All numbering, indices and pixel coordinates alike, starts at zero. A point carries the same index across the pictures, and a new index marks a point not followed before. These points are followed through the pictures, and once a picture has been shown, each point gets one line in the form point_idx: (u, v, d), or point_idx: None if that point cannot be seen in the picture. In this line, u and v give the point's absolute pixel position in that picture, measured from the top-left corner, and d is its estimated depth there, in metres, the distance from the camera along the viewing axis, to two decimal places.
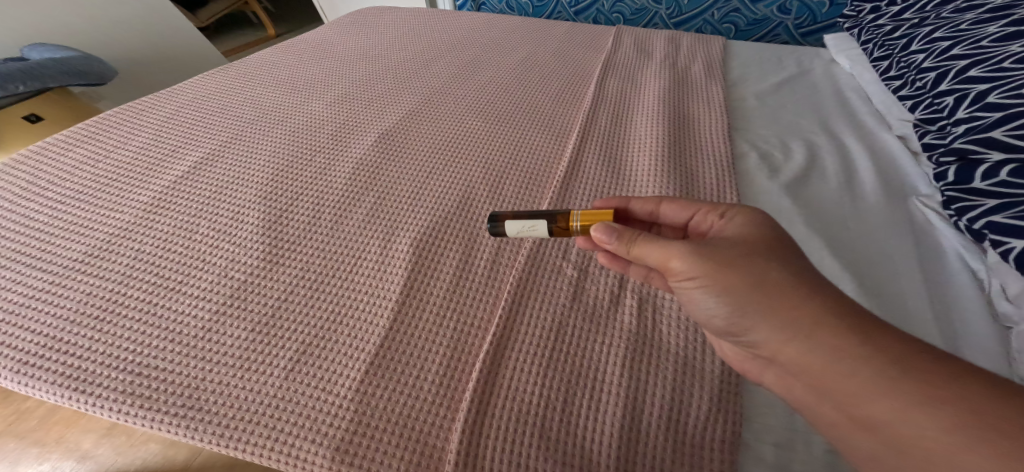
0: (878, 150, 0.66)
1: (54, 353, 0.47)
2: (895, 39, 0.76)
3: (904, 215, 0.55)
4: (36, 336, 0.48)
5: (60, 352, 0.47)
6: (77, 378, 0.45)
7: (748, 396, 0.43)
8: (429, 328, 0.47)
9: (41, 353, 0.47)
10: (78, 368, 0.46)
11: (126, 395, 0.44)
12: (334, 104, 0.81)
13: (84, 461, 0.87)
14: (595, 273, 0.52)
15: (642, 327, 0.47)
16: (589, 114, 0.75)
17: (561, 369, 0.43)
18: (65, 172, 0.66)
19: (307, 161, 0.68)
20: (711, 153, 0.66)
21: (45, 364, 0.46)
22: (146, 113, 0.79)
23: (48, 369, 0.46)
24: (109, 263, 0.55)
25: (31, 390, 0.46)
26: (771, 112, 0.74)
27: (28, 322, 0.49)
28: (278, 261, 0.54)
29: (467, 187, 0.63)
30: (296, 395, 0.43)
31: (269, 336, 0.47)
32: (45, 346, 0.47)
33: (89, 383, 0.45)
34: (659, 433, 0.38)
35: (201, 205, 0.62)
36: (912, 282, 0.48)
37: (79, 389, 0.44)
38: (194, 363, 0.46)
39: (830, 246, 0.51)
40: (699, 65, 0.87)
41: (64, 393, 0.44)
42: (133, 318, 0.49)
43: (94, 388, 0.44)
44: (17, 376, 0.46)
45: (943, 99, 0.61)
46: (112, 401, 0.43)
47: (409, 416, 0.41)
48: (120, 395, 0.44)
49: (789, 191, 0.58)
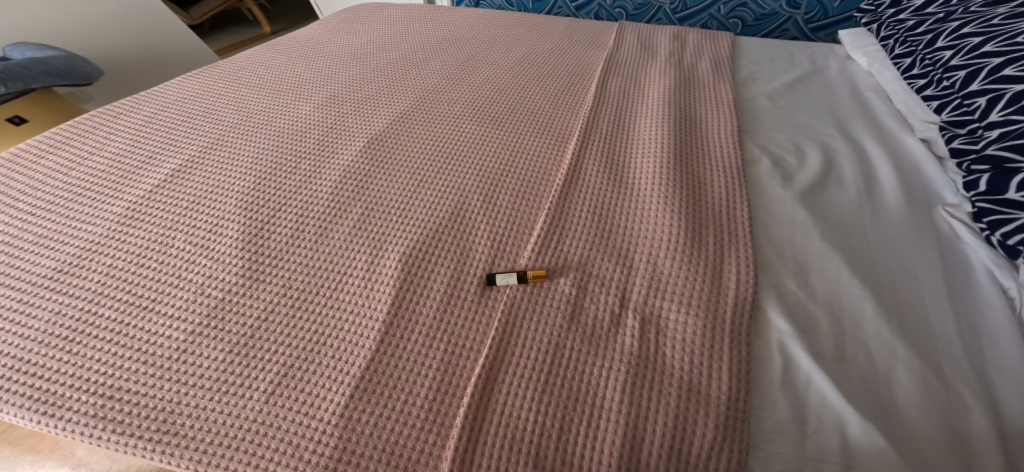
0: (899, 154, 0.62)
1: (23, 375, 0.44)
2: (918, 35, 0.72)
3: (928, 225, 0.52)
4: (5, 358, 0.46)
5: (29, 374, 0.44)
6: (46, 402, 0.43)
7: (756, 420, 0.38)
8: (418, 350, 0.44)
9: (9, 375, 0.44)
10: (48, 391, 0.43)
11: (97, 420, 0.41)
12: (322, 107, 0.77)
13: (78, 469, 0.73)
14: (594, 290, 0.48)
15: (644, 349, 0.42)
16: (590, 117, 0.71)
17: (557, 395, 0.40)
18: (38, 180, 0.64)
19: (292, 168, 0.65)
20: (718, 159, 0.62)
21: (15, 387, 0.44)
22: (125, 116, 0.76)
23: (17, 392, 0.43)
24: (81, 279, 0.52)
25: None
26: (784, 114, 0.70)
27: None
28: (260, 277, 0.51)
29: (460, 196, 0.60)
30: (277, 420, 0.40)
31: (248, 357, 0.44)
32: (13, 368, 0.45)
33: (59, 407, 0.42)
34: (662, 464, 0.35)
35: (177, 216, 0.59)
36: (938, 300, 0.44)
37: (48, 414, 0.42)
38: (169, 386, 0.43)
39: (849, 261, 0.47)
40: (705, 64, 0.83)
41: (32, 417, 0.42)
42: (105, 338, 0.46)
43: (65, 412, 0.42)
44: None
45: (975, 100, 0.57)
46: (83, 427, 0.41)
47: (396, 444, 0.38)
48: (91, 420, 0.41)
49: (805, 201, 0.55)
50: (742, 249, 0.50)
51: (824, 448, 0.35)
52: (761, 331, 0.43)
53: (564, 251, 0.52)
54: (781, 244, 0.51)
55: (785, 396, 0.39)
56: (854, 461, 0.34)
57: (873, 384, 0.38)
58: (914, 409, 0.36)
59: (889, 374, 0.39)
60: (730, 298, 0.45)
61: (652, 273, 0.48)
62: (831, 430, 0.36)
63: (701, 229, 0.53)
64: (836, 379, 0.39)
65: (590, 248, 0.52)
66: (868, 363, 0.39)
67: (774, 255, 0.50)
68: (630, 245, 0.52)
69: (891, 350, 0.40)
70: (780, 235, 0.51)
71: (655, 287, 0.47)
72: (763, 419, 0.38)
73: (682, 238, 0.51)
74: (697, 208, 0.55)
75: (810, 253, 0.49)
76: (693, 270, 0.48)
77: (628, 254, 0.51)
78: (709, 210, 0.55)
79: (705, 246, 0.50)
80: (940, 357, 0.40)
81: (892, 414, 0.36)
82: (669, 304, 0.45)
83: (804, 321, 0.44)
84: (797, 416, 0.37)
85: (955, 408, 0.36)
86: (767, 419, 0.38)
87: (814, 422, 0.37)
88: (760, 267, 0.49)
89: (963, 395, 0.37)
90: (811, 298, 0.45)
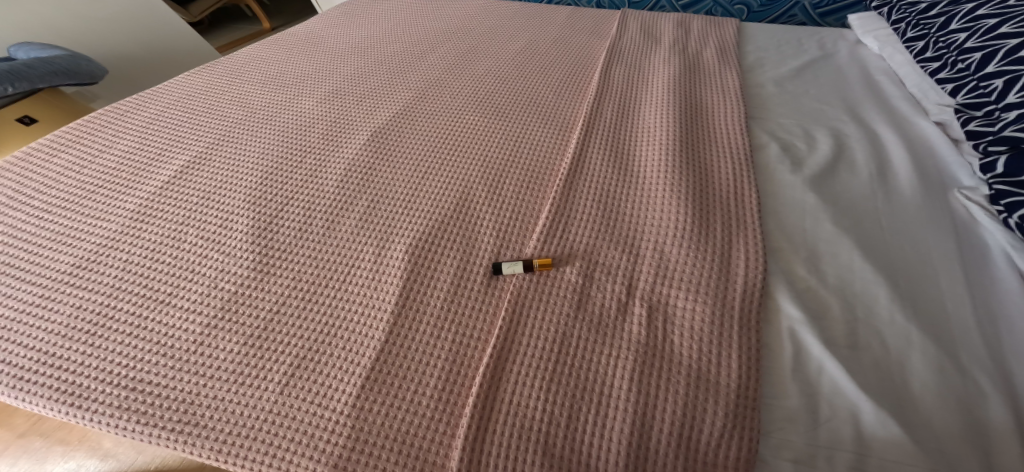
0: (914, 139, 0.61)
1: (48, 368, 0.45)
2: (932, 17, 0.70)
3: (944, 209, 0.51)
4: (30, 352, 0.46)
5: (53, 367, 0.45)
6: (71, 393, 0.43)
7: (767, 408, 0.37)
8: (425, 341, 0.44)
9: (35, 368, 0.45)
10: (72, 383, 0.44)
11: (121, 412, 0.42)
12: (325, 102, 0.77)
13: (106, 460, 0.85)
14: (601, 279, 0.47)
15: (652, 338, 0.42)
16: (594, 106, 0.70)
17: (565, 383, 0.39)
18: (51, 178, 0.65)
19: (297, 162, 0.65)
20: (726, 146, 0.61)
21: (40, 379, 0.44)
22: (132, 114, 0.77)
23: (43, 384, 0.44)
24: (98, 274, 0.52)
25: (28, 405, 0.44)
26: (794, 99, 0.69)
27: (22, 338, 0.47)
28: (269, 270, 0.52)
29: (464, 186, 0.60)
30: (291, 411, 0.40)
31: (262, 349, 0.45)
32: (39, 362, 0.46)
33: (84, 399, 0.43)
34: (671, 452, 0.35)
35: (188, 212, 0.59)
36: (953, 284, 0.43)
37: (74, 405, 0.43)
38: (186, 378, 0.43)
39: (862, 247, 0.46)
40: (711, 50, 0.82)
41: (60, 408, 0.43)
42: (123, 331, 0.47)
43: (90, 403, 0.42)
44: (15, 391, 0.44)
45: (992, 82, 0.56)
46: (108, 416, 0.42)
47: (408, 433, 0.38)
48: (116, 410, 0.42)
49: (816, 186, 0.54)
50: (752, 235, 0.49)
51: (836, 436, 0.35)
52: (771, 317, 0.43)
53: (569, 240, 0.51)
54: (791, 231, 0.50)
55: (796, 383, 0.38)
56: (867, 449, 0.34)
57: (885, 371, 0.38)
58: (929, 396, 0.36)
59: (904, 360, 0.38)
60: (739, 285, 0.44)
61: (659, 261, 0.48)
62: (844, 419, 0.35)
63: (709, 216, 0.52)
64: (849, 366, 0.38)
65: (595, 237, 0.51)
66: (881, 350, 0.39)
67: (784, 241, 0.49)
68: (636, 233, 0.51)
69: (905, 336, 0.39)
70: (790, 222, 0.51)
71: (662, 275, 0.47)
72: (773, 408, 0.37)
73: (690, 225, 0.50)
74: (705, 195, 0.55)
75: (820, 239, 0.48)
76: (702, 257, 0.47)
77: (634, 243, 0.51)
78: (717, 197, 0.54)
79: (713, 233, 0.50)
80: (956, 343, 0.39)
81: (907, 401, 0.36)
82: (676, 291, 0.45)
83: (815, 307, 0.43)
84: (808, 404, 0.37)
85: (972, 393, 0.35)
86: (777, 407, 0.37)
87: (826, 410, 0.36)
88: (770, 254, 0.48)
89: (979, 381, 0.36)
90: (822, 284, 0.44)
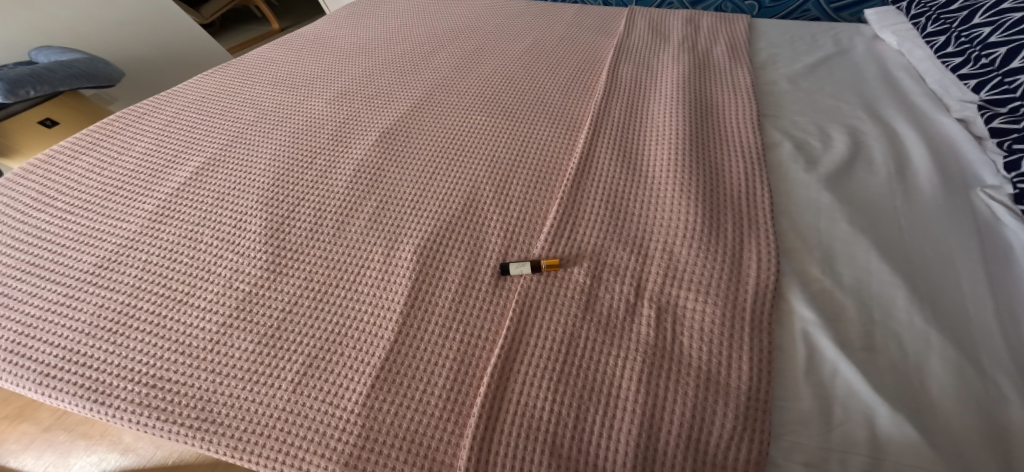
0: (935, 136, 0.59)
1: (73, 367, 0.46)
2: (953, 12, 0.68)
3: (966, 207, 0.49)
4: (56, 350, 0.48)
5: (79, 364, 0.47)
6: (96, 391, 0.45)
7: (778, 410, 0.37)
8: (434, 341, 0.44)
9: (61, 366, 0.47)
10: (96, 381, 0.45)
11: (143, 409, 0.43)
12: (335, 102, 0.78)
13: (126, 453, 0.87)
14: (609, 280, 0.47)
15: (661, 339, 0.41)
16: (602, 105, 0.70)
17: (574, 383, 0.39)
18: (73, 180, 0.66)
19: (308, 162, 0.66)
20: (738, 145, 0.60)
21: (65, 378, 0.46)
22: (148, 116, 0.78)
23: (68, 381, 0.46)
24: (119, 274, 0.54)
25: (55, 401, 0.46)
26: (808, 97, 0.67)
27: (48, 336, 0.49)
28: (281, 269, 0.52)
29: (472, 186, 0.60)
30: (302, 409, 0.41)
31: (275, 348, 0.45)
32: (63, 360, 0.47)
33: (108, 396, 0.44)
34: (678, 453, 0.35)
35: (203, 213, 0.60)
36: (975, 285, 0.42)
37: (99, 402, 0.44)
38: (204, 376, 0.44)
39: (880, 248, 0.45)
40: (722, 48, 0.81)
41: (86, 405, 0.44)
42: (144, 330, 0.48)
43: (113, 400, 0.44)
44: (42, 389, 0.46)
45: (1017, 78, 0.54)
46: (132, 413, 0.43)
47: (416, 431, 0.39)
48: (138, 407, 0.43)
49: (830, 186, 0.53)
50: (764, 236, 0.48)
51: (850, 439, 0.34)
52: (783, 319, 0.42)
53: (577, 239, 0.51)
54: (806, 231, 0.49)
55: (809, 386, 0.37)
56: (883, 453, 0.33)
57: (903, 374, 0.37)
58: (948, 401, 0.35)
59: (923, 365, 0.37)
60: (751, 287, 0.44)
61: (669, 261, 0.47)
62: (857, 422, 0.35)
63: (720, 216, 0.51)
64: (864, 368, 0.37)
65: (604, 237, 0.51)
66: (898, 354, 0.38)
67: (798, 242, 0.48)
68: (645, 233, 0.51)
69: (924, 338, 0.38)
70: (804, 221, 0.50)
71: (671, 276, 0.46)
72: (786, 410, 0.37)
73: (699, 225, 0.50)
74: (716, 195, 0.54)
75: (836, 240, 0.47)
76: (711, 257, 0.47)
77: (642, 243, 0.50)
78: (727, 196, 0.53)
79: (723, 232, 0.49)
80: (978, 346, 0.38)
81: (925, 407, 0.35)
82: (686, 293, 0.44)
83: (830, 310, 0.42)
84: (821, 407, 0.36)
85: (993, 399, 0.34)
86: (789, 409, 0.37)
87: (839, 413, 0.35)
88: (783, 255, 0.47)
89: (1001, 386, 0.35)
90: (838, 285, 0.43)
